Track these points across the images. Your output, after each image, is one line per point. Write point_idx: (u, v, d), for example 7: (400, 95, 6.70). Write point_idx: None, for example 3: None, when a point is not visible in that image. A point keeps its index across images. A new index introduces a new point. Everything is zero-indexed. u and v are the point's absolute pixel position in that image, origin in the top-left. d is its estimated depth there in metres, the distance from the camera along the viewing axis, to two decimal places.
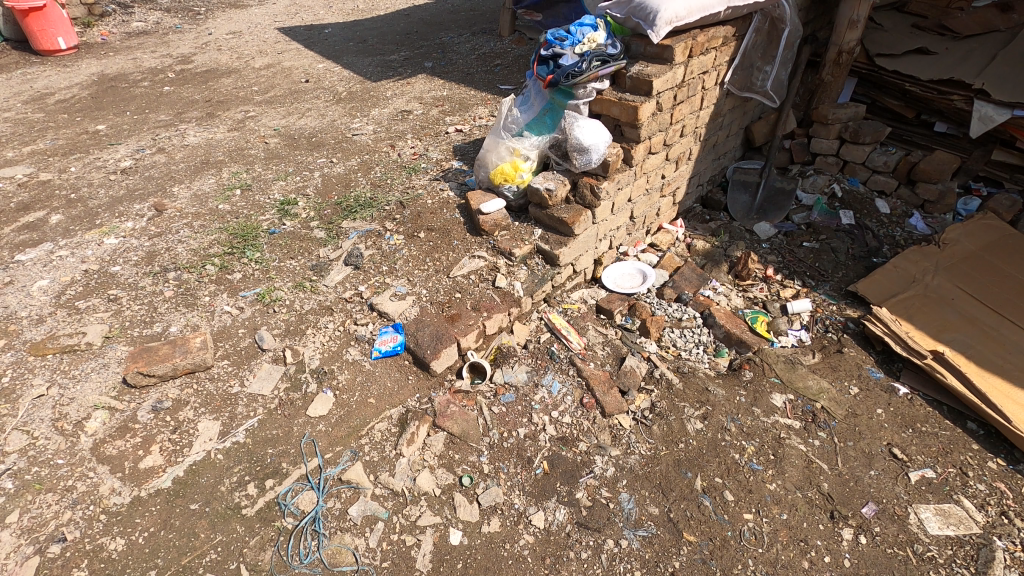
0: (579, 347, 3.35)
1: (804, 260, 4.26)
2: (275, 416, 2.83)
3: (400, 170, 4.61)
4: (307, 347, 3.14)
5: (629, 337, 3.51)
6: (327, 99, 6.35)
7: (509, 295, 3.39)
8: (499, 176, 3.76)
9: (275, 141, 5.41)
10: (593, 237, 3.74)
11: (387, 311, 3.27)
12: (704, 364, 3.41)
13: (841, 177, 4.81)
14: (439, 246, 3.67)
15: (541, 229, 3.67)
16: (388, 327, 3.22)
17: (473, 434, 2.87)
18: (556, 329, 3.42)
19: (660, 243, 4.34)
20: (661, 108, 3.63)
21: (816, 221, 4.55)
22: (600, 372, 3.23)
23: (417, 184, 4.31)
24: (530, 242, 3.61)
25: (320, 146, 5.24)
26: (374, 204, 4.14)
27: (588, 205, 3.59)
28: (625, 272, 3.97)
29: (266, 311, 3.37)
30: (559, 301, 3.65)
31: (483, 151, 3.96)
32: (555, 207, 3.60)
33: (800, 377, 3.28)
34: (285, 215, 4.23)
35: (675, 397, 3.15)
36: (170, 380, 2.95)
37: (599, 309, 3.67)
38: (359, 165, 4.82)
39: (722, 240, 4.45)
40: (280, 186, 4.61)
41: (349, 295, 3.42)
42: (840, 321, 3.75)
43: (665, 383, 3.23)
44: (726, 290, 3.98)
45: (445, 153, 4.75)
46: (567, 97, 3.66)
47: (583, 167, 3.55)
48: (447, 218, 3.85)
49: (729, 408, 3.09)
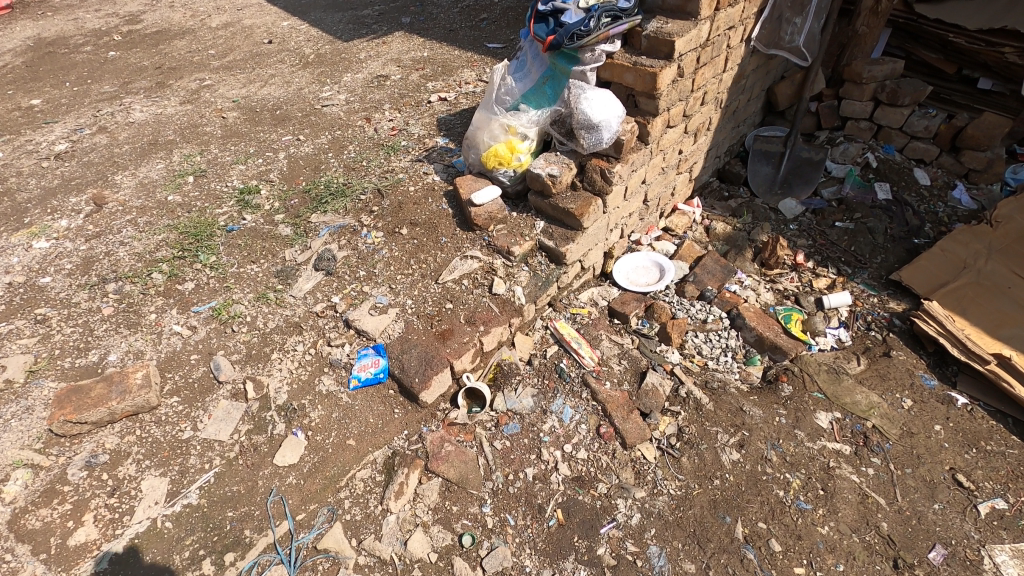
0: (592, 362, 2.88)
1: (838, 243, 3.77)
2: (236, 468, 2.36)
3: (377, 149, 4.01)
4: (272, 378, 2.64)
5: (648, 346, 3.06)
6: (293, 64, 5.63)
7: (509, 304, 2.90)
8: (491, 159, 3.18)
9: (234, 115, 4.75)
10: (603, 228, 3.22)
11: (365, 329, 2.77)
12: (735, 375, 2.97)
13: (875, 145, 4.28)
14: (424, 244, 3.13)
15: (544, 221, 3.15)
16: (368, 349, 2.73)
17: (473, 479, 2.43)
18: (565, 341, 2.94)
19: (676, 227, 3.83)
20: (682, 74, 3.06)
21: (849, 196, 4.04)
22: (617, 393, 2.77)
23: (397, 167, 3.73)
24: (531, 238, 3.09)
25: (285, 120, 4.60)
26: (347, 193, 3.57)
27: (599, 192, 3.05)
28: (638, 265, 3.47)
29: (223, 331, 2.86)
30: (566, 305, 3.16)
31: (471, 128, 3.37)
32: (559, 195, 3.06)
33: (846, 390, 2.86)
34: (245, 207, 3.65)
35: (705, 421, 2.72)
36: (108, 426, 2.46)
37: (612, 313, 3.19)
38: (329, 143, 4.21)
39: (744, 221, 3.95)
40: (239, 171, 4.00)
41: (321, 308, 2.91)
42: (884, 317, 3.31)
43: (693, 403, 2.79)
44: (754, 282, 3.51)
45: (428, 127, 4.15)
46: (570, 62, 3.06)
47: (591, 147, 2.99)
48: (433, 209, 3.30)
49: (768, 433, 2.67)
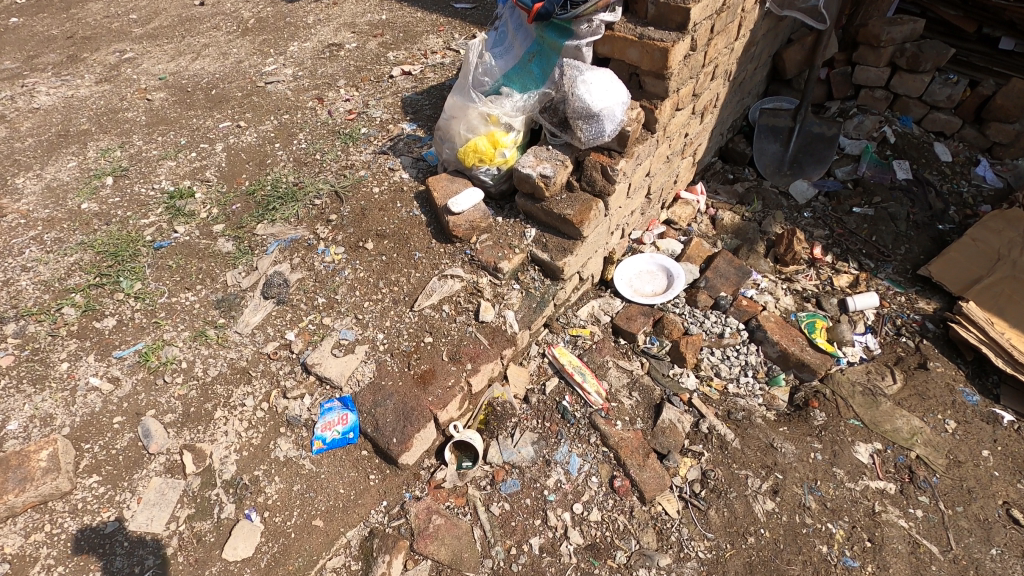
0: (600, 399, 2.46)
1: (858, 232, 3.40)
2: (174, 569, 1.91)
3: (333, 137, 3.43)
4: (216, 445, 2.16)
5: (659, 371, 2.66)
6: (230, 30, 4.87)
7: (500, 333, 2.45)
8: (470, 154, 2.65)
9: (161, 96, 4.04)
10: (604, 233, 2.76)
11: (329, 376, 2.29)
12: (759, 401, 2.62)
13: (891, 117, 3.87)
14: (394, 261, 2.63)
15: (535, 229, 2.67)
16: (333, 401, 2.26)
17: (469, 558, 2.03)
18: (566, 373, 2.52)
19: (679, 220, 3.40)
20: (694, 47, 2.56)
21: (866, 176, 3.65)
22: (630, 435, 2.39)
23: (356, 161, 3.16)
24: (521, 250, 2.62)
25: (222, 102, 3.93)
26: (299, 196, 3.01)
27: (600, 193, 2.58)
28: (642, 270, 3.04)
29: (152, 383, 2.34)
30: (565, 325, 2.73)
31: (444, 117, 2.82)
32: (553, 198, 2.58)
33: (884, 414, 2.53)
34: (176, 215, 3.06)
35: (732, 463, 2.36)
36: (7, 522, 1.97)
37: (616, 331, 2.77)
38: (275, 130, 3.60)
39: (753, 209, 3.53)
40: (168, 169, 3.38)
41: (274, 348, 2.42)
42: (915, 320, 2.98)
43: (716, 441, 2.42)
44: (770, 283, 3.12)
45: (391, 109, 3.57)
46: (561, 35, 2.55)
47: (590, 141, 2.49)
48: (402, 216, 2.77)
49: (804, 474, 2.33)
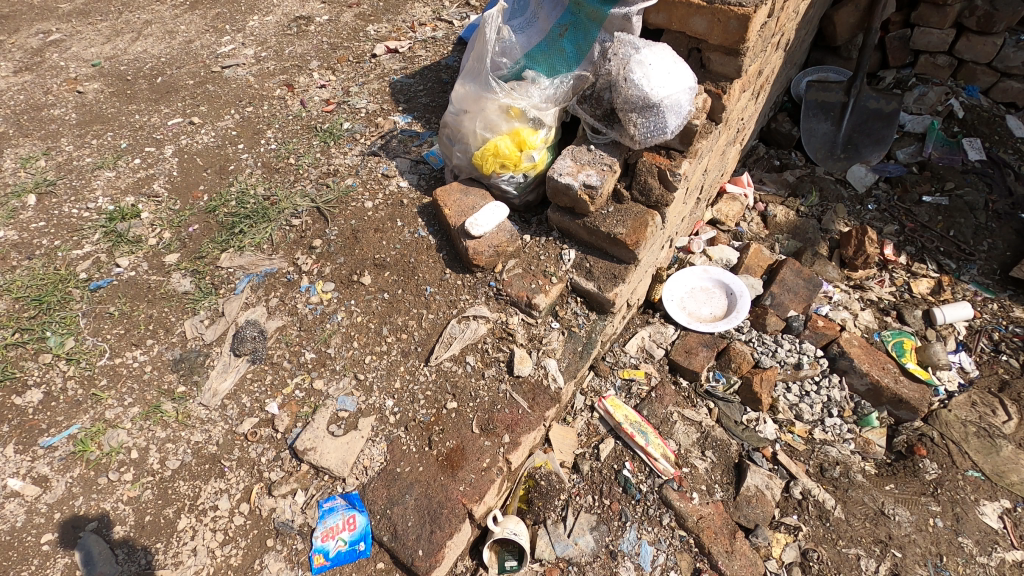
0: (669, 465, 1.97)
1: (932, 225, 2.92)
2: None
3: (309, 134, 2.81)
4: (181, 570, 1.63)
5: (731, 418, 2.19)
6: (176, 3, 4.12)
7: (541, 391, 1.93)
8: (489, 159, 2.09)
9: (94, 87, 3.35)
10: (657, 250, 2.24)
11: (327, 465, 1.76)
12: (852, 449, 2.16)
13: (955, 86, 3.37)
14: (399, 301, 2.09)
15: (575, 249, 2.14)
16: (336, 499, 1.73)
17: None
18: (624, 433, 2.02)
19: (727, 220, 2.89)
20: (772, 13, 2.01)
21: (933, 158, 3.17)
22: (711, 511, 1.91)
23: (340, 166, 2.57)
24: (559, 279, 2.09)
25: (171, 93, 3.26)
26: (271, 214, 2.41)
27: (657, 203, 2.04)
28: (695, 287, 2.54)
29: (92, 483, 1.78)
30: (613, 365, 2.23)
31: (452, 111, 2.24)
32: (599, 213, 2.04)
33: (1007, 462, 2.09)
34: (117, 243, 2.45)
35: (838, 539, 1.90)
36: None
37: (674, 369, 2.28)
38: (238, 127, 2.96)
39: (810, 202, 3.03)
40: (106, 181, 2.73)
41: (252, 426, 1.87)
42: (1016, 334, 2.53)
43: (813, 509, 1.96)
44: (842, 294, 2.65)
45: (378, 96, 2.95)
46: (604, 2, 2.00)
47: (646, 139, 1.94)
48: (405, 239, 2.21)
49: (926, 549, 1.88)
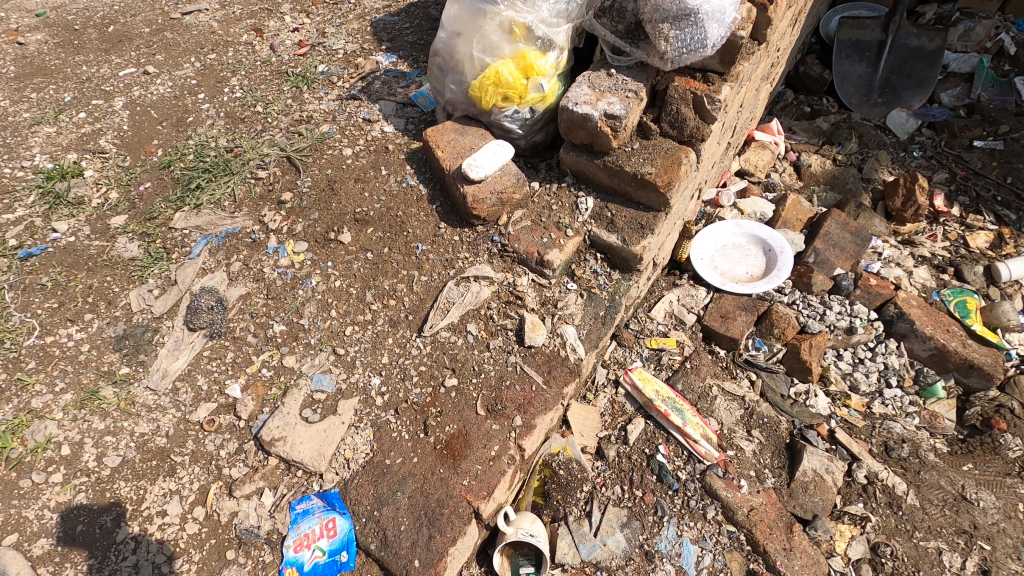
0: (715, 451, 1.65)
1: (986, 173, 2.60)
2: None
3: (280, 80, 2.45)
4: None
5: (777, 391, 1.88)
6: None
7: (558, 364, 1.61)
8: (489, 89, 1.75)
9: (37, 39, 2.96)
10: (687, 197, 1.91)
11: (300, 458, 1.44)
12: (918, 425, 1.86)
13: (1004, 20, 3.01)
14: (384, 261, 1.75)
15: (593, 197, 1.81)
16: (311, 500, 1.41)
17: None
18: (656, 411, 1.71)
19: (757, 170, 2.56)
20: None
21: (982, 100, 2.83)
22: (763, 501, 1.60)
23: (315, 112, 2.21)
24: (575, 231, 1.76)
25: (124, 42, 2.87)
26: (234, 166, 2.06)
27: (692, 138, 1.71)
28: (727, 243, 2.21)
29: (13, 487, 1.45)
30: (638, 334, 1.91)
31: (444, 35, 1.88)
32: (622, 151, 1.71)
33: None
34: (55, 205, 2.09)
35: (914, 530, 1.60)
36: None
37: (708, 337, 1.96)
38: (198, 76, 2.59)
39: (848, 150, 2.70)
40: (45, 137, 2.37)
41: (208, 413, 1.55)
42: None
43: (881, 496, 1.66)
44: (893, 250, 2.32)
45: (358, 37, 2.59)
46: None
47: (676, 60, 1.61)
48: (390, 189, 1.87)
49: (1019, 540, 1.58)
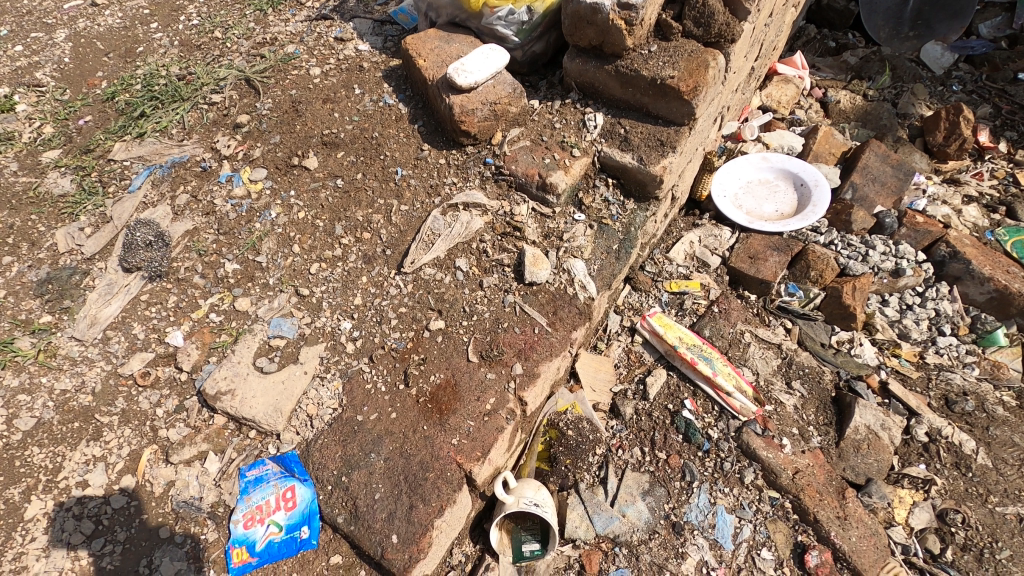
0: (754, 407, 1.39)
1: None
2: None
3: (243, 5, 2.16)
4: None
5: (817, 339, 1.62)
6: None
7: (564, 304, 1.35)
8: None
9: None
10: (711, 117, 1.65)
11: (251, 416, 1.17)
12: (981, 376, 1.60)
13: None
14: (357, 189, 1.48)
15: (603, 113, 1.54)
16: (266, 465, 1.15)
17: None
18: (681, 360, 1.45)
19: (781, 104, 2.29)
20: None
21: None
22: (810, 462, 1.35)
23: (280, 34, 1.92)
24: (583, 151, 1.49)
25: None
26: (185, 92, 1.77)
27: (720, 37, 1.44)
28: (753, 179, 1.95)
29: None
30: (656, 276, 1.65)
31: None
32: (638, 52, 1.43)
33: None
34: None
35: (987, 494, 1.35)
36: None
37: (735, 281, 1.70)
38: (153, 6, 2.30)
39: (880, 85, 2.43)
40: None
41: (143, 366, 1.28)
42: None
43: (947, 455, 1.41)
44: (937, 187, 2.06)
45: None
46: None
47: None
48: (365, 109, 1.60)
49: None
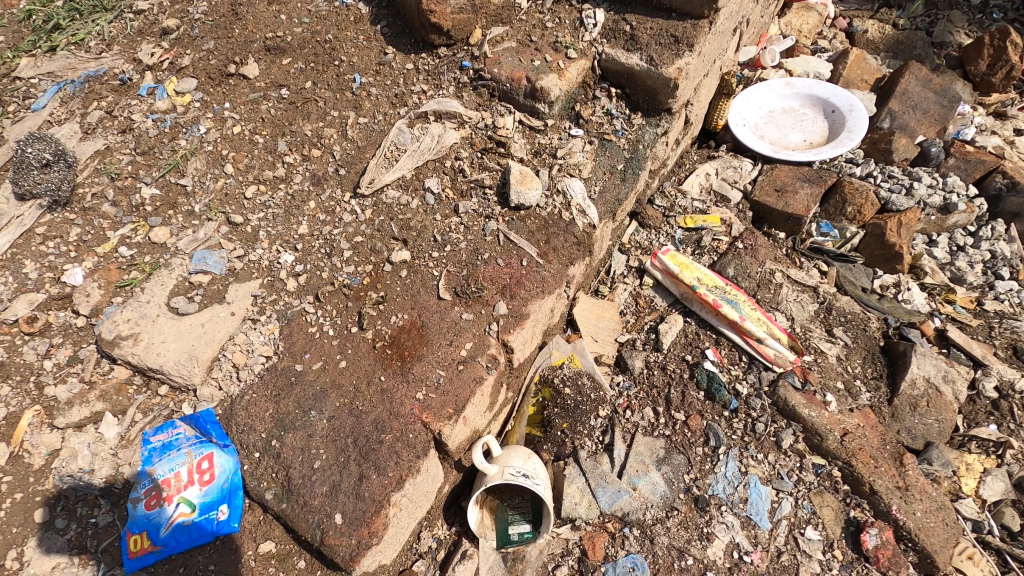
0: (793, 356, 1.15)
1: None
2: None
3: None
4: None
5: (858, 283, 1.38)
6: None
7: (558, 231, 1.10)
8: None
9: None
10: (732, 21, 1.39)
11: (159, 366, 0.92)
12: None
13: None
14: (306, 99, 1.21)
15: (604, 8, 1.27)
16: (177, 428, 0.89)
17: None
18: (702, 303, 1.20)
19: (803, 33, 2.02)
20: None
21: None
22: (860, 422, 1.11)
23: None
24: (580, 53, 1.23)
25: None
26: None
27: None
28: (776, 106, 1.69)
29: None
30: (667, 211, 1.39)
31: None
32: None
33: None
34: None
35: None
36: None
37: (759, 218, 1.45)
38: None
39: (911, 13, 2.14)
40: None
41: (29, 311, 0.99)
42: None
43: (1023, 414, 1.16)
44: (984, 118, 1.80)
45: None
46: None
47: None
48: (318, 10, 1.32)
49: None
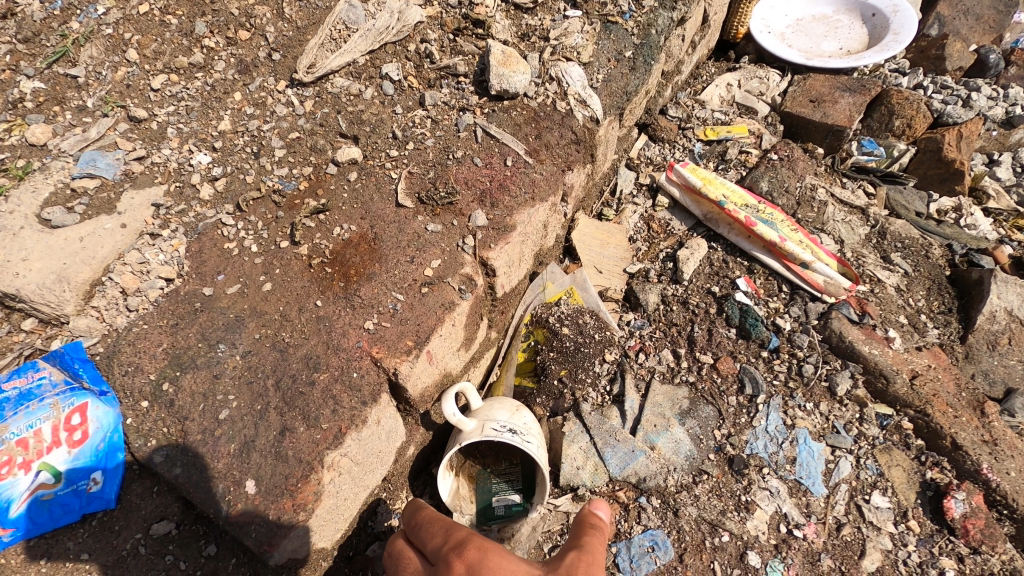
0: (847, 284, 0.92)
1: None
2: None
3: None
4: None
5: (912, 207, 1.14)
6: None
7: (551, 126, 0.87)
8: None
9: None
10: None
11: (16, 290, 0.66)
12: None
13: None
14: None
15: None
16: (38, 372, 0.64)
17: None
18: (732, 222, 0.98)
19: None
20: None
21: None
22: (934, 363, 0.88)
23: None
24: None
25: None
26: None
27: None
28: (801, 14, 1.45)
29: None
30: (682, 123, 1.16)
31: None
32: None
33: None
34: None
35: None
36: None
37: (792, 133, 1.21)
38: None
39: None
40: None
41: None
42: None
43: None
44: None
45: None
46: None
47: None
48: None
49: None
